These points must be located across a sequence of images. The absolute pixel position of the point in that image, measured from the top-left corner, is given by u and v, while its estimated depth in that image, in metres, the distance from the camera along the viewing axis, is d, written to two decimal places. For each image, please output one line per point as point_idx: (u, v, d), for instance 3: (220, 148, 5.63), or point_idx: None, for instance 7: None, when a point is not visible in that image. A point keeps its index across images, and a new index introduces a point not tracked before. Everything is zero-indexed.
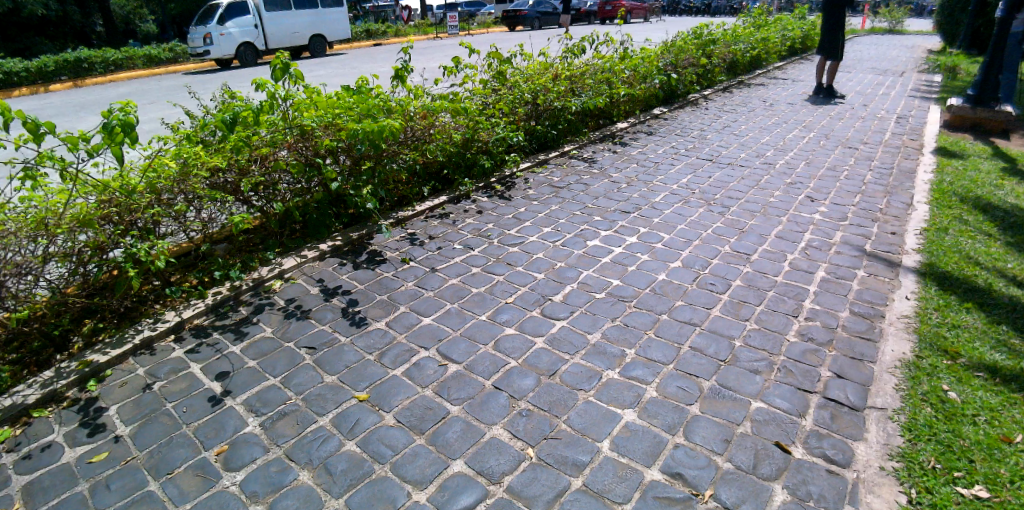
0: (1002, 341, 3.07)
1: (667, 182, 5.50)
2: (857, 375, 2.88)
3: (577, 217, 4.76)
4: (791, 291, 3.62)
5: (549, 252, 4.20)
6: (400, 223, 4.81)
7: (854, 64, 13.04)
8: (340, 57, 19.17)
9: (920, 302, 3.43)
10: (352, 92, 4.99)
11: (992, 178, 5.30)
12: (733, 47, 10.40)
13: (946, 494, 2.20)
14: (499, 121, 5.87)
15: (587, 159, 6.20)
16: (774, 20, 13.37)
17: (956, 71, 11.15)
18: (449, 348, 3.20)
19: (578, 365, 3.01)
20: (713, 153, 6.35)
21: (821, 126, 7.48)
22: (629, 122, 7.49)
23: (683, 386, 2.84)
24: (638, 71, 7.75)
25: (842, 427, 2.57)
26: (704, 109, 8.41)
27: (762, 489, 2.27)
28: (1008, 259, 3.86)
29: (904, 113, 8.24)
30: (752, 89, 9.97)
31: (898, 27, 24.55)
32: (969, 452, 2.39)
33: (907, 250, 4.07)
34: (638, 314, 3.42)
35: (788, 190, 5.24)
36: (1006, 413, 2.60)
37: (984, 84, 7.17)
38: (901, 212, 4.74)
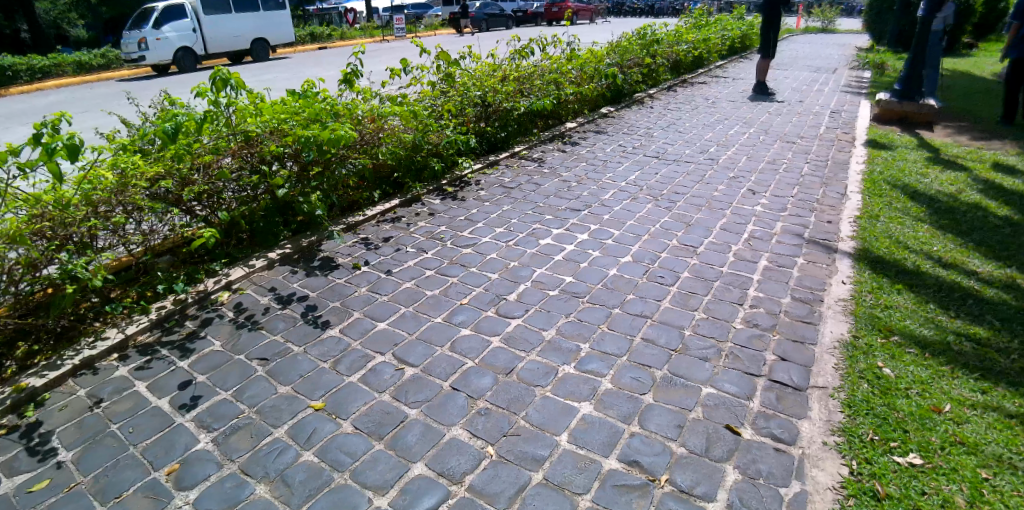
0: (931, 318, 3.28)
1: (616, 180, 5.61)
2: (800, 357, 3.02)
3: (529, 217, 4.80)
4: (736, 281, 3.76)
5: (503, 252, 4.22)
6: (351, 228, 4.75)
7: (791, 62, 13.64)
8: (285, 61, 18.69)
9: (856, 286, 3.63)
10: (298, 96, 4.90)
11: (918, 167, 5.64)
12: (676, 46, 10.67)
13: (884, 464, 2.35)
14: (449, 123, 5.85)
15: (538, 160, 6.26)
16: (715, 21, 13.85)
17: (884, 68, 11.80)
18: (406, 352, 3.19)
19: (535, 363, 3.04)
20: (660, 150, 6.52)
21: (760, 122, 7.79)
22: (578, 122, 7.60)
23: (637, 377, 2.91)
24: (585, 71, 7.88)
25: (787, 407, 2.69)
26: (649, 107, 8.63)
27: (716, 470, 2.36)
28: (934, 242, 4.13)
29: (838, 108, 8.66)
30: (695, 88, 10.26)
31: (831, 26, 25.77)
32: (903, 422, 2.55)
33: (843, 238, 4.29)
34: (591, 309, 3.49)
35: (731, 185, 5.43)
36: (936, 385, 2.78)
37: (910, 79, 7.55)
38: (837, 202, 4.99)
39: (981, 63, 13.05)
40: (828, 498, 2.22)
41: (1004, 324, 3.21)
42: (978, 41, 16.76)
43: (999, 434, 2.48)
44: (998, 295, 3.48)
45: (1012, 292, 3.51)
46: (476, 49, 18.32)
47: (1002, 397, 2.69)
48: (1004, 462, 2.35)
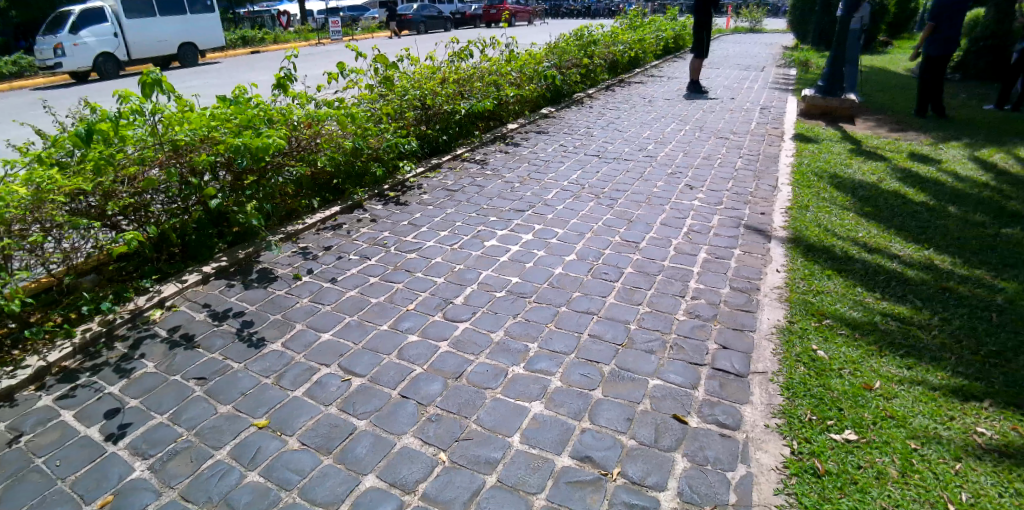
0: (859, 301, 3.46)
1: (559, 179, 5.67)
2: (740, 345, 3.13)
3: (473, 219, 4.77)
4: (677, 274, 3.86)
5: (449, 256, 4.19)
6: (291, 237, 4.60)
7: (722, 61, 14.17)
8: (216, 66, 17.96)
9: (789, 273, 3.79)
10: (228, 103, 4.70)
11: (842, 158, 5.96)
12: (612, 47, 10.88)
13: (822, 442, 2.46)
14: (389, 127, 5.76)
15: (481, 162, 6.25)
16: (649, 22, 14.23)
17: (808, 65, 12.43)
18: (352, 362, 3.11)
19: (484, 365, 3.03)
20: (600, 149, 6.63)
21: (695, 119, 8.04)
22: (520, 123, 7.64)
23: (585, 373, 2.94)
24: (525, 72, 7.93)
25: (730, 394, 2.78)
26: (589, 107, 8.78)
27: (665, 460, 2.41)
28: (858, 229, 4.37)
29: (767, 104, 9.05)
30: (632, 87, 10.50)
31: (758, 26, 26.97)
32: (837, 400, 2.68)
33: (776, 228, 4.48)
34: (538, 308, 3.50)
35: (669, 181, 5.58)
36: (865, 364, 2.94)
37: (832, 76, 7.97)
38: (769, 194, 5.21)
39: (894, 59, 13.95)
40: (772, 479, 2.31)
41: (924, 302, 3.43)
42: (892, 39, 17.85)
43: (923, 406, 2.65)
44: (917, 276, 3.72)
45: (930, 273, 3.75)
46: (415, 52, 18.15)
47: (924, 371, 2.87)
48: (930, 432, 2.50)
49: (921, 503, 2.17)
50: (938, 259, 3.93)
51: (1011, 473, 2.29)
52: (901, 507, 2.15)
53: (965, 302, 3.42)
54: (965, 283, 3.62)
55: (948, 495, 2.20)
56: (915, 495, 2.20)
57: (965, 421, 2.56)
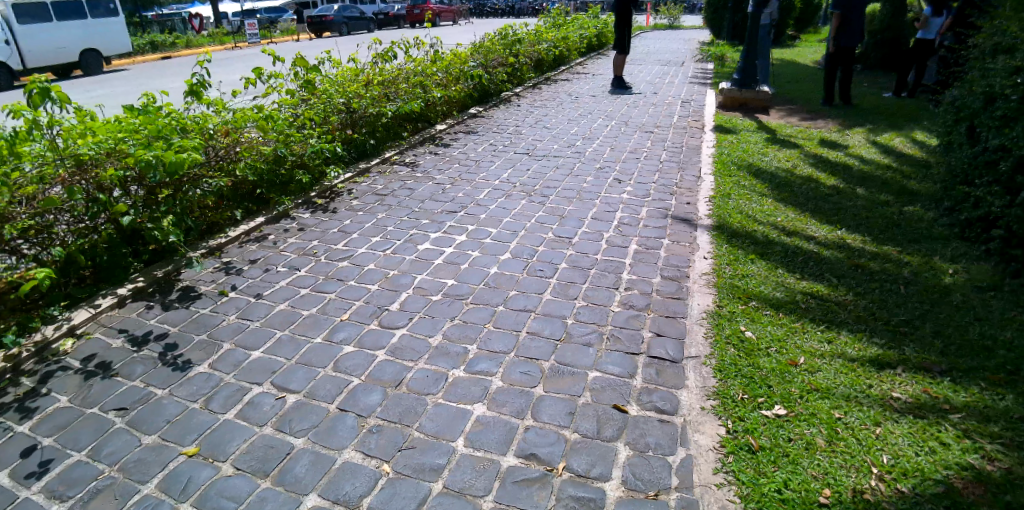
0: (780, 282, 3.65)
1: (490, 179, 5.67)
2: (673, 331, 3.23)
3: (405, 223, 4.69)
4: (610, 266, 3.94)
5: (382, 262, 4.09)
6: (213, 252, 4.36)
7: (643, 57, 14.62)
8: (121, 73, 16.83)
9: (716, 259, 3.95)
10: (136, 113, 4.39)
11: (759, 147, 6.28)
12: (537, 45, 10.99)
13: (755, 419, 2.58)
14: (313, 132, 5.56)
15: (410, 164, 6.15)
16: (572, 20, 14.47)
17: (723, 59, 13.02)
18: (286, 379, 2.98)
19: (423, 371, 2.98)
20: (530, 147, 6.68)
21: (621, 114, 8.25)
22: (448, 124, 7.57)
23: (526, 371, 2.95)
24: (451, 73, 7.87)
25: (667, 380, 2.86)
26: (517, 106, 8.83)
27: (608, 450, 2.45)
28: (776, 214, 4.61)
29: (687, 98, 9.41)
30: (558, 85, 10.65)
31: (677, 23, 27.97)
32: (766, 378, 2.82)
33: (701, 216, 4.66)
34: (476, 309, 3.48)
35: (598, 175, 5.70)
36: (790, 341, 3.11)
37: (746, 70, 8.34)
38: (693, 184, 5.41)
39: (802, 52, 14.82)
40: (710, 459, 2.39)
41: (839, 279, 3.66)
42: (799, 33, 18.96)
43: (844, 377, 2.83)
44: (832, 255, 3.96)
45: (843, 252, 4.00)
46: (338, 54, 17.69)
47: (843, 343, 3.06)
48: (851, 401, 2.67)
49: (847, 468, 2.32)
50: (850, 238, 4.20)
51: (924, 432, 2.49)
52: (830, 474, 2.29)
53: (876, 277, 3.67)
54: (874, 259, 3.89)
55: (871, 458, 2.36)
56: (842, 462, 2.34)
57: (882, 387, 2.75)
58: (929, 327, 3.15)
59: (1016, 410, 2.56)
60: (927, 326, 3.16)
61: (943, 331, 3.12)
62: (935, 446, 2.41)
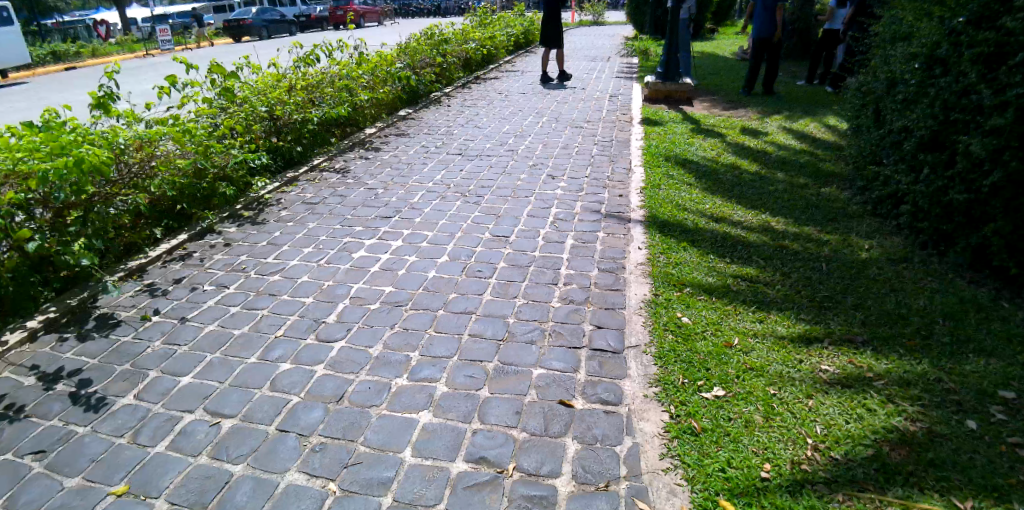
0: (712, 267, 3.79)
1: (424, 181, 5.59)
2: (613, 323, 3.28)
3: (338, 231, 4.55)
4: (549, 263, 3.96)
5: (315, 273, 3.95)
6: (133, 275, 4.09)
7: (571, 54, 14.84)
8: (15, 87, 15.51)
9: (650, 249, 4.05)
10: (36, 129, 4.03)
11: (685, 138, 6.49)
12: (464, 45, 10.94)
13: (696, 402, 2.65)
14: (235, 142, 5.31)
15: (341, 170, 5.98)
16: (498, 18, 14.49)
17: (647, 53, 13.39)
18: (219, 404, 2.82)
19: (366, 383, 2.89)
20: (463, 147, 6.64)
21: (551, 111, 8.33)
22: (378, 127, 7.41)
23: (470, 373, 2.92)
24: (377, 75, 7.71)
25: (609, 371, 2.90)
26: (447, 106, 8.76)
27: (557, 446, 2.46)
28: (705, 202, 4.78)
29: (615, 92, 9.62)
30: (488, 83, 10.64)
31: (601, 20, 28.59)
32: (704, 361, 2.91)
33: (633, 208, 4.77)
34: (416, 315, 3.42)
35: (532, 173, 5.73)
36: (724, 323, 3.22)
37: (669, 63, 8.58)
38: (624, 177, 5.53)
39: (720, 45, 15.47)
40: (656, 445, 2.44)
41: (766, 261, 3.84)
42: (717, 26, 19.74)
43: (776, 354, 2.96)
44: (758, 238, 4.14)
45: (768, 234, 4.19)
46: (256, 60, 16.99)
47: (773, 322, 3.20)
48: (784, 376, 2.80)
49: (785, 441, 2.43)
50: (774, 221, 4.41)
51: (852, 400, 2.64)
52: (769, 448, 2.39)
53: (799, 256, 3.87)
54: (797, 240, 4.10)
55: (805, 430, 2.48)
56: (779, 436, 2.45)
57: (811, 361, 2.90)
58: (850, 301, 3.35)
59: (931, 373, 2.77)
60: (848, 300, 3.36)
61: (862, 303, 3.32)
62: (863, 412, 2.56)
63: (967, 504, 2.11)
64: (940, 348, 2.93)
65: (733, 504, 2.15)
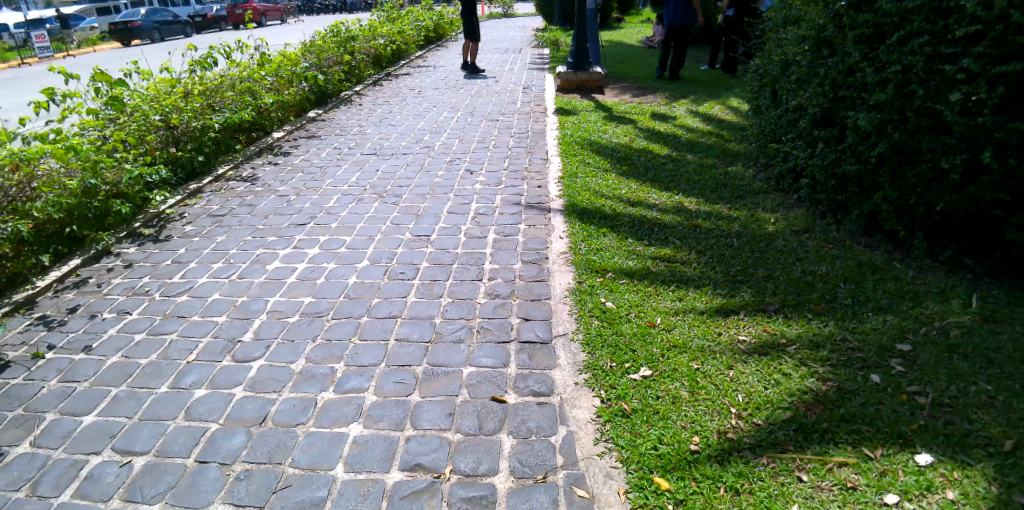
0: (631, 251, 3.88)
1: (339, 184, 5.40)
2: (540, 313, 3.30)
3: (249, 243, 4.31)
4: (472, 259, 3.92)
5: (227, 289, 3.72)
6: (20, 308, 3.68)
7: (483, 46, 14.81)
8: None
9: (571, 238, 4.09)
10: None
11: (598, 125, 6.62)
12: (372, 41, 10.65)
13: (625, 384, 2.71)
14: (127, 155, 4.90)
15: (249, 178, 5.67)
16: (406, 13, 14.22)
17: (558, 44, 13.57)
18: (129, 440, 2.59)
19: (289, 401, 2.75)
20: (377, 146, 6.47)
21: (466, 105, 8.27)
22: (286, 130, 7.09)
23: (400, 379, 2.84)
24: (281, 75, 7.36)
25: (539, 362, 2.91)
26: (359, 105, 8.51)
27: (493, 443, 2.44)
28: (621, 187, 4.89)
29: (528, 83, 9.68)
30: (400, 80, 10.43)
31: (511, 11, 28.70)
32: (630, 343, 2.97)
33: (553, 198, 4.81)
34: (339, 325, 3.29)
35: (450, 168, 5.66)
36: (646, 304, 3.31)
37: (578, 54, 8.70)
38: (542, 167, 5.57)
39: (626, 33, 15.91)
40: (590, 431, 2.47)
41: (682, 240, 3.97)
42: (623, 15, 20.28)
43: (696, 329, 3.07)
44: (673, 219, 4.28)
45: (682, 215, 4.34)
46: (146, 64, 15.82)
47: (692, 298, 3.32)
48: (705, 350, 2.91)
49: (710, 413, 2.52)
50: (686, 201, 4.57)
51: (769, 367, 2.77)
52: (696, 421, 2.47)
53: (712, 234, 4.03)
54: (709, 218, 4.27)
55: (728, 400, 2.58)
56: (705, 408, 2.54)
57: (729, 333, 3.02)
58: (761, 272, 3.52)
59: (837, 334, 2.96)
60: (759, 272, 3.53)
61: (772, 274, 3.50)
62: (779, 377, 2.70)
63: (876, 453, 2.27)
64: (843, 309, 3.14)
65: (666, 480, 2.20)
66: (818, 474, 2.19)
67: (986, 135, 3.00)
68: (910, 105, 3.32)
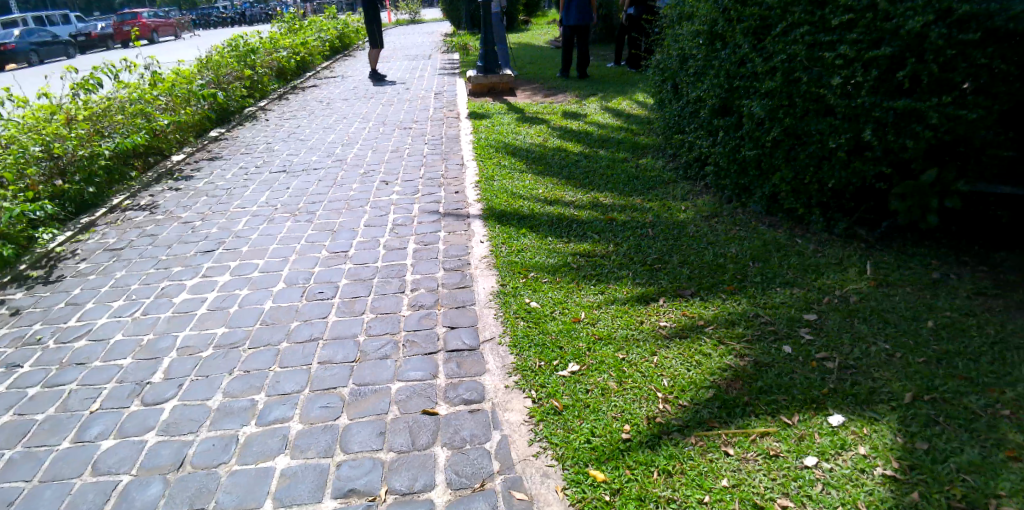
0: (551, 249, 3.93)
1: (247, 205, 5.16)
2: (465, 320, 3.27)
3: (152, 277, 4.04)
4: (393, 271, 3.85)
5: (130, 328, 3.46)
6: None
7: (391, 54, 14.60)
8: None
9: (491, 241, 4.10)
10: None
11: (512, 127, 6.68)
12: (274, 54, 10.25)
13: (555, 381, 2.73)
14: (4, 192, 4.44)
15: (147, 207, 5.31)
16: (308, 24, 13.79)
17: (467, 48, 13.59)
18: (28, 506, 2.34)
19: (208, 440, 2.58)
20: (287, 163, 6.23)
21: (377, 114, 8.13)
22: (186, 153, 6.69)
23: (326, 404, 2.74)
24: (177, 95, 6.95)
25: (468, 370, 2.89)
26: (264, 121, 8.17)
27: (427, 458, 2.39)
28: (538, 187, 4.95)
29: (439, 89, 9.64)
30: (307, 92, 10.11)
31: (418, 18, 28.48)
32: (557, 340, 3.01)
33: (471, 202, 4.80)
34: (256, 354, 3.14)
35: (364, 180, 5.54)
36: (569, 300, 3.35)
37: (487, 57, 8.77)
38: (458, 172, 5.55)
39: (532, 35, 16.16)
40: (524, 432, 2.48)
41: (599, 235, 4.07)
42: (529, 18, 20.61)
43: (620, 320, 3.14)
44: (589, 214, 4.38)
45: (599, 209, 4.45)
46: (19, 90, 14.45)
47: (613, 290, 3.40)
48: (628, 339, 2.99)
49: (638, 400, 2.58)
50: (601, 196, 4.69)
51: (690, 349, 2.88)
52: (626, 410, 2.53)
53: (628, 226, 4.15)
54: (624, 211, 4.39)
55: (654, 385, 2.66)
56: (633, 396, 2.61)
57: (651, 320, 3.12)
58: (676, 259, 3.66)
59: (749, 311, 3.12)
60: (673, 259, 3.67)
61: (686, 260, 3.64)
62: (700, 358, 2.81)
63: (794, 419, 2.41)
64: (753, 287, 3.32)
65: (601, 472, 2.24)
66: (743, 447, 2.29)
67: (866, 114, 3.26)
68: (797, 91, 3.55)
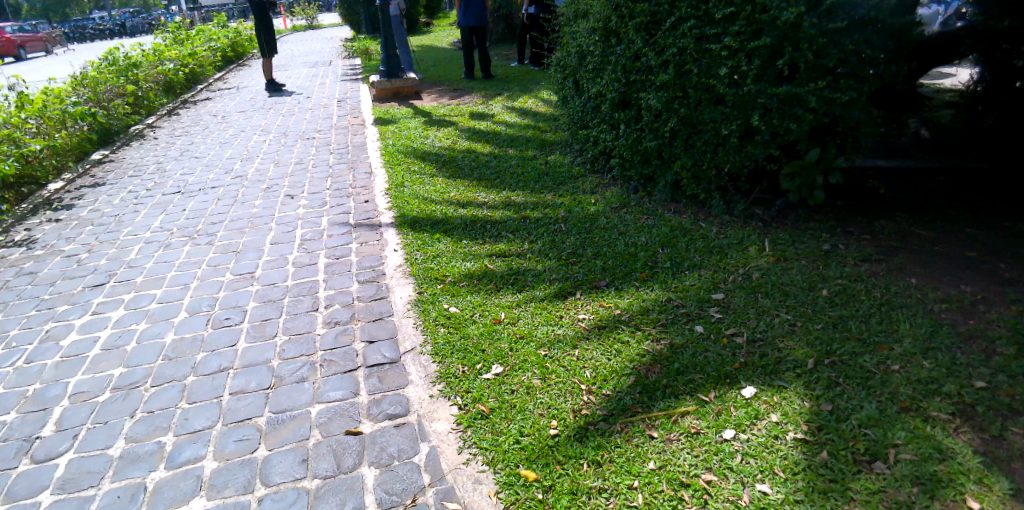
0: (467, 252, 3.92)
1: (139, 232, 4.79)
2: (384, 333, 3.21)
3: (33, 320, 3.67)
4: (305, 289, 3.71)
5: (11, 380, 3.12)
6: None
7: (290, 62, 14.04)
8: None
9: (406, 249, 4.04)
10: None
11: (420, 131, 6.61)
12: (159, 67, 9.59)
13: (480, 385, 2.73)
14: None
15: (23, 242, 4.82)
16: (196, 33, 12.99)
17: (369, 52, 13.30)
18: None
19: (112, 492, 2.36)
20: (181, 183, 5.85)
21: (278, 125, 7.80)
22: (66, 179, 6.13)
23: (242, 436, 2.59)
24: (48, 116, 6.36)
25: (391, 383, 2.83)
26: (153, 139, 7.62)
27: (355, 479, 2.31)
28: (449, 190, 4.92)
29: (343, 96, 9.38)
30: (199, 107, 9.54)
31: (316, 22, 27.54)
32: (479, 344, 3.00)
33: (382, 211, 4.71)
34: (161, 392, 2.92)
35: (267, 196, 5.30)
36: (488, 302, 3.36)
37: (388, 61, 8.62)
38: (367, 181, 5.42)
39: (435, 37, 16.04)
40: (453, 441, 2.46)
41: (514, 234, 4.10)
42: (432, 19, 20.43)
43: (539, 317, 3.18)
44: (502, 214, 4.41)
45: (511, 209, 4.49)
46: None
47: (531, 288, 3.44)
48: (547, 335, 3.03)
49: (563, 395, 2.63)
50: (513, 196, 4.73)
51: (608, 339, 2.96)
52: (552, 406, 2.57)
53: (541, 223, 4.21)
54: (536, 208, 4.45)
55: (577, 378, 2.72)
56: (558, 391, 2.65)
57: (569, 314, 3.18)
58: (589, 252, 3.75)
59: (661, 296, 3.24)
60: (587, 252, 3.76)
61: (599, 252, 3.74)
62: (619, 347, 2.89)
63: (710, 396, 2.53)
64: (664, 272, 3.46)
65: (533, 471, 2.25)
66: (665, 428, 2.38)
67: (753, 101, 3.46)
68: (690, 82, 3.73)
